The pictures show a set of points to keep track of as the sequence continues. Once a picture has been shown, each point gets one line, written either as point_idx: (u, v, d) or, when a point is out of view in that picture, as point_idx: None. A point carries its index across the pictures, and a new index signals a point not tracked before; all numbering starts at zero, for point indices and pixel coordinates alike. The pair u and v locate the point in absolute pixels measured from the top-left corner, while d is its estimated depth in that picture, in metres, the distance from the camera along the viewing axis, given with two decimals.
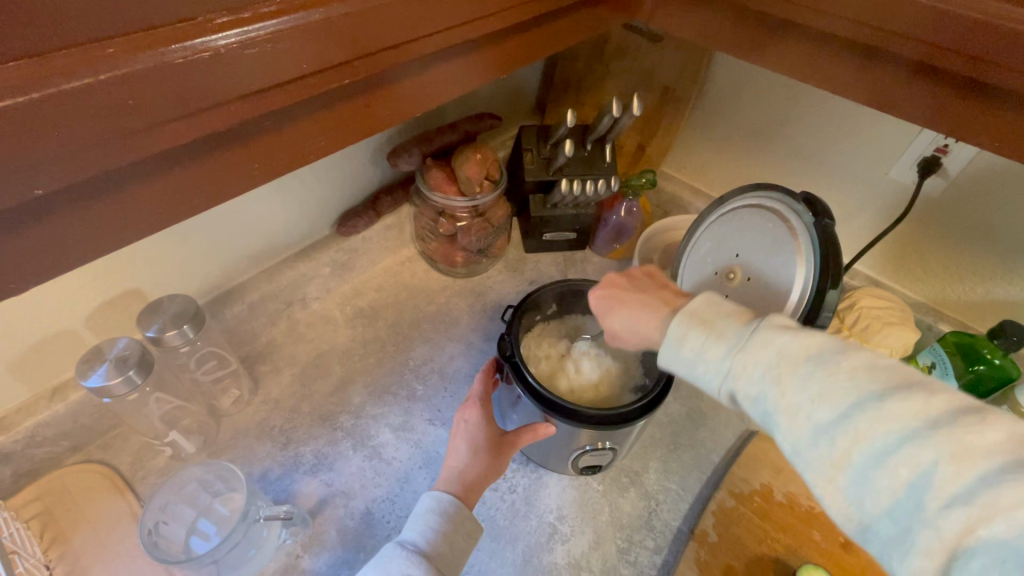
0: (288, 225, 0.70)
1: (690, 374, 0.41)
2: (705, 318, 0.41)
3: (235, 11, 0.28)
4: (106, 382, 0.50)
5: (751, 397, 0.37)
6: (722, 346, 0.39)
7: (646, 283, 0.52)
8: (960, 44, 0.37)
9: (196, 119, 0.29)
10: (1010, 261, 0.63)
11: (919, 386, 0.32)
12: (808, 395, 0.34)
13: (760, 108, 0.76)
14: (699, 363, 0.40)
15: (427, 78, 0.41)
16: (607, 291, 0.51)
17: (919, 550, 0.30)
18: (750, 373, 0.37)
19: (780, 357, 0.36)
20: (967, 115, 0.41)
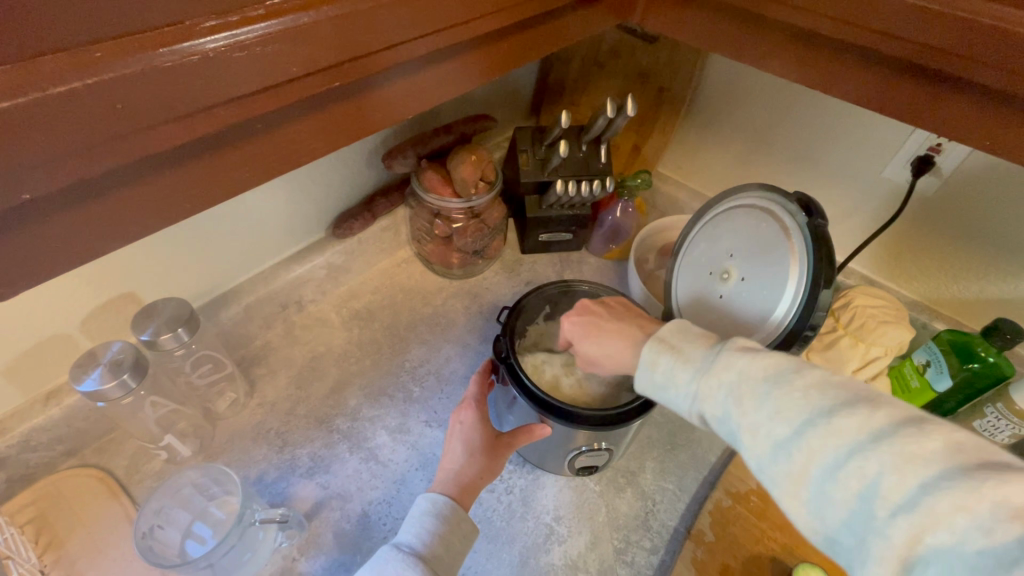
0: (284, 224, 0.68)
1: (665, 399, 0.42)
2: (673, 343, 0.41)
3: (224, 14, 0.24)
4: (100, 386, 0.48)
5: (718, 418, 0.38)
6: (689, 370, 0.40)
7: (621, 311, 0.51)
8: (972, 50, 0.35)
9: (189, 126, 0.25)
10: (1001, 258, 0.65)
11: (868, 400, 0.32)
12: (765, 412, 0.34)
13: (757, 110, 0.77)
14: (669, 386, 0.41)
15: (435, 77, 0.37)
16: (583, 317, 0.50)
17: (874, 561, 0.29)
18: (715, 395, 0.38)
19: (740, 378, 0.37)
20: (978, 123, 0.38)
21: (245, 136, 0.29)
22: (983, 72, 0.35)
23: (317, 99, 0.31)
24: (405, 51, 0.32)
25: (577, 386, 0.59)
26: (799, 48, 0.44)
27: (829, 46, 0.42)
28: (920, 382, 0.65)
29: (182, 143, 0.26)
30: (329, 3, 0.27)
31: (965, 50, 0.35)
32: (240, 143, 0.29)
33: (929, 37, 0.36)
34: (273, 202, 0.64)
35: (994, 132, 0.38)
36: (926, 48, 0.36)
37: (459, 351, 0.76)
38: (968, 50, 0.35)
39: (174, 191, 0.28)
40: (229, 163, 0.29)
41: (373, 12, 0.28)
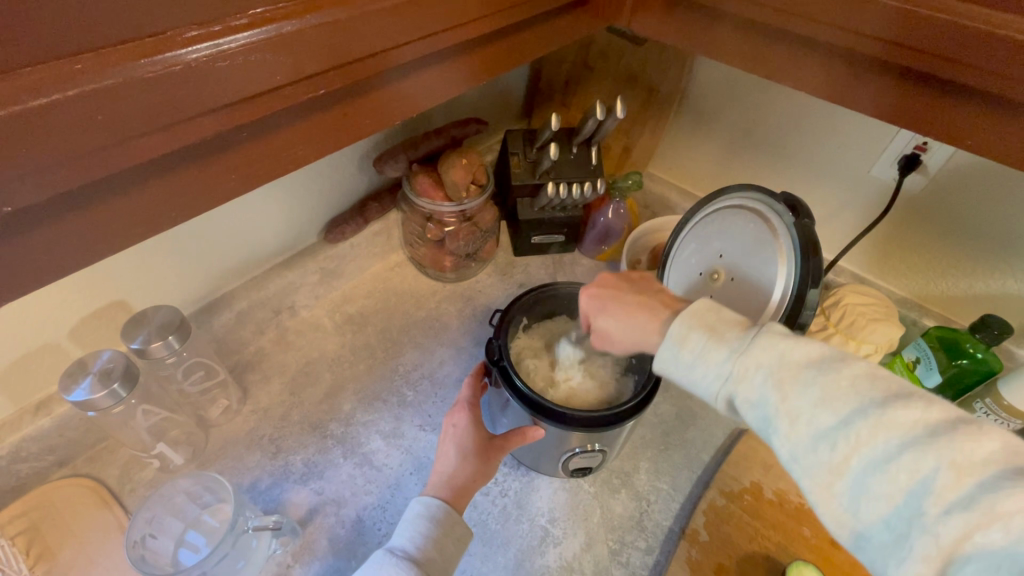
0: (276, 230, 0.68)
1: (687, 378, 0.39)
2: (707, 321, 0.39)
3: (206, 24, 0.24)
4: (90, 396, 0.47)
5: (750, 403, 0.35)
6: (722, 350, 0.37)
7: (641, 286, 0.50)
8: (969, 55, 0.35)
9: (172, 136, 0.25)
10: (988, 255, 0.66)
11: (919, 396, 0.31)
12: (810, 399, 0.33)
13: (745, 111, 0.77)
14: (699, 366, 0.38)
15: (426, 82, 0.37)
16: (601, 288, 0.50)
17: (917, 557, 0.28)
18: (751, 378, 0.35)
19: (784, 363, 0.34)
20: (976, 128, 0.38)
21: (231, 144, 0.29)
22: (963, 72, 0.36)
23: (302, 106, 0.31)
24: (392, 57, 0.32)
25: (569, 387, 0.60)
26: (783, 50, 0.44)
27: (813, 47, 0.43)
28: (910, 379, 0.66)
29: (164, 153, 0.26)
30: (314, 12, 0.27)
31: (944, 50, 0.35)
32: (226, 149, 0.29)
33: (910, 37, 0.36)
34: (264, 208, 0.64)
35: (975, 130, 0.38)
36: (907, 48, 0.37)
37: (453, 355, 0.76)
38: (948, 49, 0.35)
39: (160, 200, 0.28)
40: (214, 170, 0.29)
41: (358, 20, 0.29)
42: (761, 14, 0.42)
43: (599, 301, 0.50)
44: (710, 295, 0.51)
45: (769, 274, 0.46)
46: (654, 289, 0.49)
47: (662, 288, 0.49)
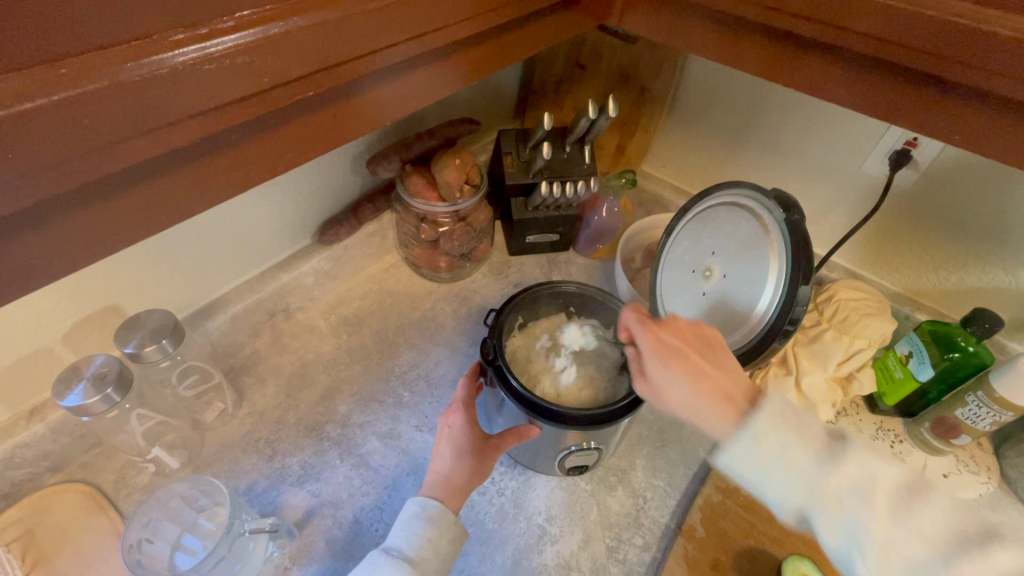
0: (269, 232, 0.68)
1: (759, 483, 0.38)
2: (789, 421, 0.38)
3: (192, 26, 0.24)
4: (84, 401, 0.47)
5: (834, 517, 0.35)
6: (812, 459, 0.36)
7: (711, 356, 0.45)
8: (966, 54, 0.35)
9: (159, 140, 0.25)
10: (979, 249, 0.66)
11: (993, 529, 0.33)
12: (901, 531, 0.33)
13: (736, 108, 0.77)
14: (778, 471, 0.37)
15: (418, 82, 0.38)
16: (673, 341, 0.45)
17: None
18: (841, 495, 0.35)
19: (873, 481, 0.35)
20: (976, 127, 0.38)
21: (222, 147, 0.29)
22: (944, 68, 0.36)
23: (291, 108, 0.31)
24: (381, 58, 0.32)
25: (571, 387, 0.60)
26: (779, 49, 0.44)
27: (799, 45, 0.43)
28: (902, 373, 0.67)
29: (152, 156, 0.25)
30: (301, 13, 0.27)
31: (927, 46, 0.36)
32: (215, 152, 0.29)
33: (893, 34, 0.37)
34: (257, 211, 0.64)
35: (959, 125, 0.39)
36: (890, 45, 0.37)
37: (449, 355, 0.76)
38: (930, 46, 0.36)
39: (150, 202, 0.28)
40: (203, 173, 0.29)
41: (346, 21, 0.29)
42: (756, 14, 0.42)
43: (663, 353, 0.46)
44: (703, 293, 0.52)
45: (761, 273, 0.46)
46: (725, 369, 0.45)
47: (733, 369, 0.44)
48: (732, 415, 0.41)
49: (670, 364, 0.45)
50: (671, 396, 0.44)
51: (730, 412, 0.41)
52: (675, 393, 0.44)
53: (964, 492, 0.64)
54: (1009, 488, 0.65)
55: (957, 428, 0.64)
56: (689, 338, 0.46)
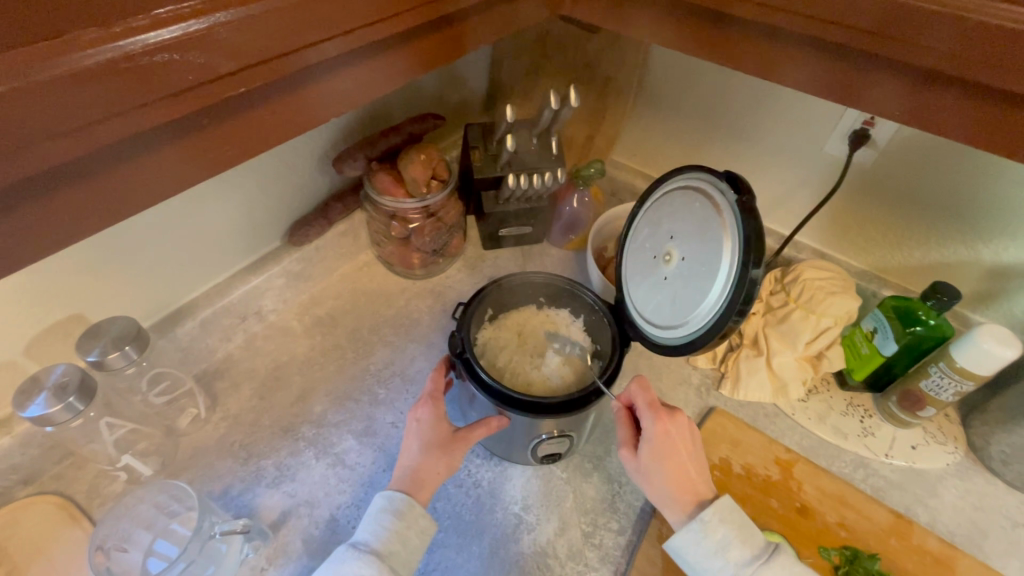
0: (236, 236, 0.68)
1: (704, 562, 0.48)
2: (731, 519, 0.48)
3: (105, 26, 0.24)
4: (46, 411, 0.47)
5: None
6: (744, 555, 0.47)
7: (693, 451, 0.52)
8: (923, 36, 0.35)
9: (84, 139, 0.25)
10: (939, 225, 0.67)
11: None
12: None
13: (700, 94, 0.78)
14: (719, 558, 0.47)
15: (362, 77, 0.38)
16: (667, 452, 0.50)
17: None
18: None
19: None
20: (945, 110, 0.38)
21: (157, 145, 0.29)
22: (881, 46, 0.37)
23: (224, 106, 0.31)
24: (318, 52, 0.32)
25: (544, 374, 0.60)
26: (741, 38, 0.44)
27: (746, 28, 0.44)
28: (869, 349, 0.68)
29: (79, 156, 0.26)
30: (223, 9, 0.27)
31: (865, 23, 0.37)
32: (147, 152, 0.29)
33: (840, 16, 0.37)
34: (220, 215, 0.64)
35: (902, 104, 0.40)
36: (829, 24, 0.38)
37: (425, 351, 0.76)
38: (864, 23, 0.37)
39: (84, 203, 0.28)
40: (136, 173, 0.29)
41: (274, 16, 0.29)
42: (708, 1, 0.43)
43: (662, 446, 0.50)
44: (664, 278, 0.52)
45: (717, 253, 0.46)
46: (699, 460, 0.52)
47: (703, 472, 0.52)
48: (692, 503, 0.50)
49: (665, 455, 0.50)
50: (652, 481, 0.51)
51: (693, 504, 0.50)
52: (657, 477, 0.50)
53: (930, 462, 0.66)
54: (975, 457, 0.67)
55: (922, 400, 0.65)
56: (680, 430, 0.52)
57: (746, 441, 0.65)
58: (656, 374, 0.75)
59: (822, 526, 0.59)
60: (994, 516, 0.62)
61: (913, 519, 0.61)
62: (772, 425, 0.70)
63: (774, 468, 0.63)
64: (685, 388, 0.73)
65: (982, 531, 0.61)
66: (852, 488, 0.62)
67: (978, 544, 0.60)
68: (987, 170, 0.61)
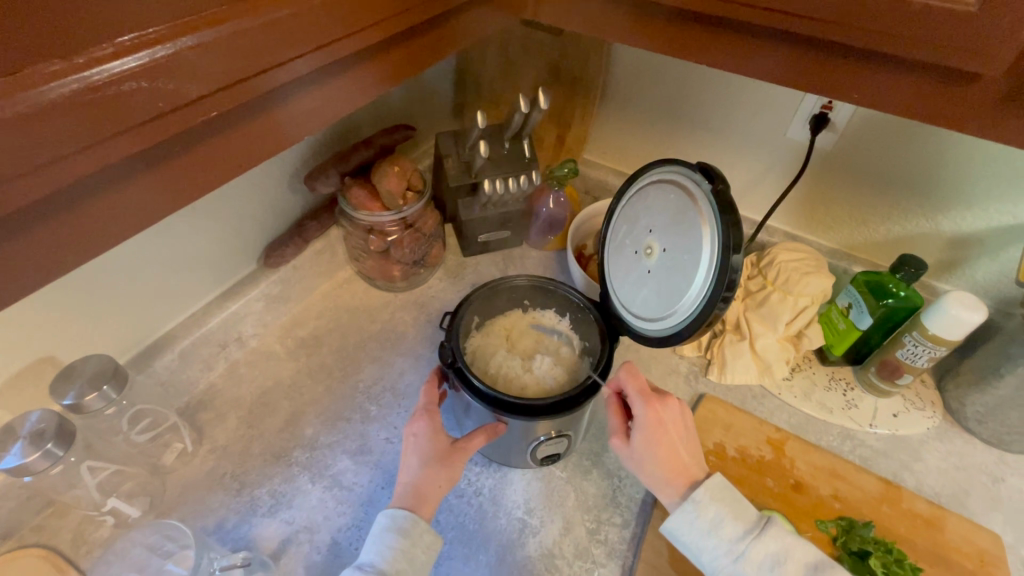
0: (210, 262, 0.66)
1: (699, 542, 0.49)
2: (722, 496, 0.49)
3: (67, 56, 0.23)
4: (23, 460, 0.45)
5: None
6: (737, 531, 0.48)
7: (684, 433, 0.53)
8: (874, 22, 0.37)
9: (51, 176, 0.24)
10: (901, 200, 0.70)
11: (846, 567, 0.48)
12: (786, 560, 0.46)
13: (664, 90, 0.80)
14: (712, 536, 0.48)
15: (331, 94, 0.38)
16: (660, 437, 0.51)
17: None
18: (757, 568, 0.47)
19: (785, 554, 0.47)
20: (900, 90, 0.40)
21: (126, 178, 0.28)
22: (837, 33, 0.38)
23: (195, 131, 0.30)
24: (287, 71, 0.32)
25: (536, 376, 0.60)
26: (703, 32, 0.45)
27: (704, 25, 0.45)
28: (845, 324, 0.70)
29: (41, 197, 0.25)
30: (189, 32, 0.26)
31: (821, 14, 0.38)
32: (118, 184, 0.28)
33: (796, 7, 0.39)
34: (192, 242, 0.62)
35: (860, 86, 0.41)
36: (784, 15, 0.40)
37: (413, 363, 0.75)
38: (821, 13, 0.38)
39: (56, 244, 0.27)
40: (107, 207, 0.28)
41: (241, 37, 0.28)
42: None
43: (655, 432, 0.51)
44: (647, 271, 0.53)
45: (697, 242, 0.47)
46: (691, 442, 0.53)
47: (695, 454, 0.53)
48: (686, 485, 0.51)
49: (658, 440, 0.51)
50: (646, 466, 0.51)
51: (686, 485, 0.51)
52: (651, 462, 0.51)
53: (912, 428, 0.69)
54: (952, 419, 0.70)
55: (899, 369, 0.67)
56: (673, 414, 0.53)
57: (737, 424, 0.67)
58: (645, 366, 0.76)
59: (817, 500, 0.61)
60: (975, 474, 0.65)
61: (901, 485, 0.63)
62: (761, 406, 0.71)
63: (766, 448, 0.65)
64: (674, 377, 0.74)
65: (966, 490, 0.64)
66: (841, 460, 0.64)
67: (964, 503, 0.62)
68: (942, 145, 0.64)
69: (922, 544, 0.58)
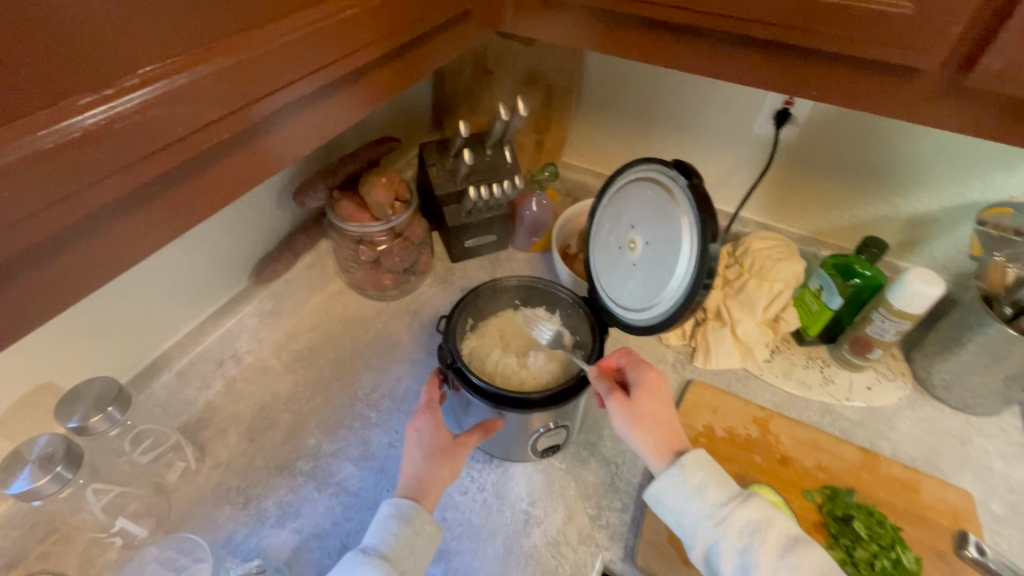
0: (204, 281, 0.67)
1: (682, 505, 0.50)
2: (708, 465, 0.52)
3: (97, 88, 0.25)
4: (33, 484, 0.45)
5: (734, 549, 0.47)
6: (722, 497, 0.50)
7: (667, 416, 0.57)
8: (822, 26, 0.40)
9: (82, 201, 0.26)
10: (862, 187, 0.75)
11: None
12: (769, 528, 0.48)
13: (635, 93, 0.84)
14: (697, 499, 0.50)
15: (325, 114, 0.40)
16: (656, 397, 0.55)
17: None
18: (740, 532, 0.48)
19: (767, 523, 0.48)
20: (848, 86, 0.44)
21: (137, 205, 0.30)
22: (790, 37, 0.42)
23: (208, 154, 0.32)
24: (288, 93, 0.34)
25: (532, 371, 0.62)
26: (668, 39, 0.49)
27: (670, 32, 0.48)
28: (818, 305, 0.74)
29: (62, 227, 0.26)
30: (202, 62, 0.29)
31: (774, 19, 0.42)
32: (139, 208, 0.30)
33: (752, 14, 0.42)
34: (185, 261, 0.63)
35: (814, 84, 0.45)
36: (741, 22, 0.43)
37: (409, 369, 0.77)
38: (774, 19, 0.42)
39: (82, 266, 0.29)
40: (128, 230, 0.30)
41: (247, 63, 0.31)
42: (635, 11, 0.47)
43: (652, 392, 0.55)
44: (632, 264, 0.56)
45: (675, 231, 0.51)
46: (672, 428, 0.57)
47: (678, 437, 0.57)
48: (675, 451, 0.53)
49: (654, 401, 0.55)
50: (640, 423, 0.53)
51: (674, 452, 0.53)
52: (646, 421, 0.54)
53: (885, 399, 0.73)
54: (921, 388, 0.75)
55: (870, 344, 0.71)
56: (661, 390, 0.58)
57: (724, 406, 0.70)
58: None
59: (802, 472, 0.65)
60: (945, 438, 0.70)
61: (878, 452, 0.67)
62: (745, 388, 0.75)
63: (752, 426, 0.68)
64: (662, 366, 0.77)
65: (938, 453, 0.68)
66: (822, 433, 0.68)
67: (936, 465, 0.67)
68: (894, 132, 0.69)
69: (899, 506, 0.61)
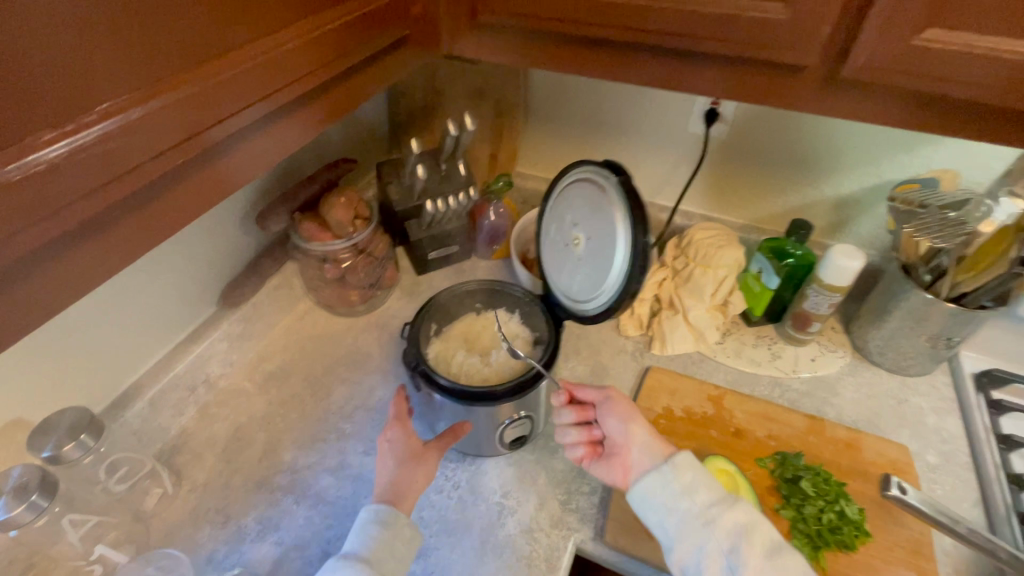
0: (170, 309, 0.69)
1: (670, 503, 0.54)
2: (702, 471, 0.56)
3: (60, 124, 0.28)
4: (8, 514, 0.46)
5: (720, 546, 0.51)
6: (712, 498, 0.54)
7: None
8: (717, 33, 0.46)
9: (48, 226, 0.29)
10: (789, 176, 0.82)
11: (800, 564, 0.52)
12: (755, 530, 0.51)
13: (577, 103, 0.89)
14: (688, 499, 0.54)
15: (274, 138, 0.43)
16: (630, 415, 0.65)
17: None
18: (727, 531, 0.51)
19: (754, 526, 0.52)
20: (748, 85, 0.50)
21: (99, 230, 0.33)
22: (692, 44, 0.48)
23: (163, 179, 0.35)
24: (236, 121, 0.38)
25: (495, 368, 0.66)
26: (589, 53, 0.54)
27: (590, 47, 0.53)
28: (759, 287, 0.79)
29: (30, 251, 0.29)
30: (154, 96, 0.32)
31: (676, 29, 0.47)
32: (100, 232, 0.33)
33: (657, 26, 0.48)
34: (150, 290, 0.65)
35: (720, 84, 0.50)
36: (649, 33, 0.49)
37: (380, 379, 0.79)
38: (677, 29, 0.47)
39: (48, 290, 0.32)
40: (91, 253, 0.33)
41: (197, 95, 0.34)
42: (557, 28, 0.52)
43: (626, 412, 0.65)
44: (576, 259, 0.61)
45: (611, 238, 0.55)
46: None
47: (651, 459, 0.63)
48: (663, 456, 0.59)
49: None
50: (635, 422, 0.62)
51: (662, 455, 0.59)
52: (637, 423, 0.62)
53: (827, 369, 0.79)
54: (860, 356, 0.80)
55: (808, 319, 0.77)
56: None
57: (680, 388, 0.75)
58: (596, 351, 0.83)
59: (756, 443, 0.69)
60: (883, 399, 0.75)
61: (823, 417, 0.72)
62: (700, 370, 0.80)
63: (708, 405, 0.73)
64: (623, 356, 0.81)
65: (878, 414, 0.73)
66: (772, 405, 0.73)
67: (877, 425, 0.72)
68: (811, 124, 0.75)
69: (845, 464, 0.66)
